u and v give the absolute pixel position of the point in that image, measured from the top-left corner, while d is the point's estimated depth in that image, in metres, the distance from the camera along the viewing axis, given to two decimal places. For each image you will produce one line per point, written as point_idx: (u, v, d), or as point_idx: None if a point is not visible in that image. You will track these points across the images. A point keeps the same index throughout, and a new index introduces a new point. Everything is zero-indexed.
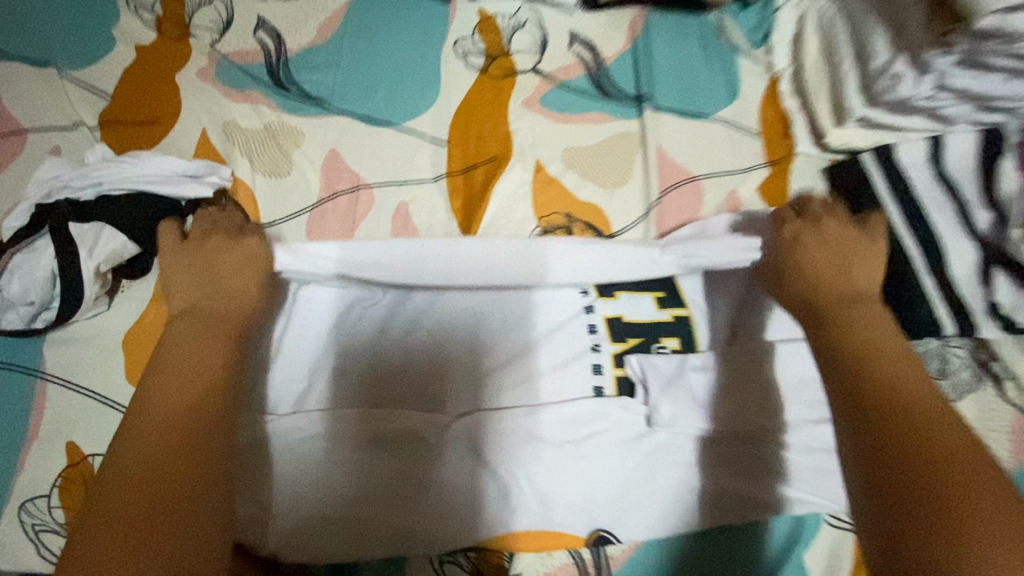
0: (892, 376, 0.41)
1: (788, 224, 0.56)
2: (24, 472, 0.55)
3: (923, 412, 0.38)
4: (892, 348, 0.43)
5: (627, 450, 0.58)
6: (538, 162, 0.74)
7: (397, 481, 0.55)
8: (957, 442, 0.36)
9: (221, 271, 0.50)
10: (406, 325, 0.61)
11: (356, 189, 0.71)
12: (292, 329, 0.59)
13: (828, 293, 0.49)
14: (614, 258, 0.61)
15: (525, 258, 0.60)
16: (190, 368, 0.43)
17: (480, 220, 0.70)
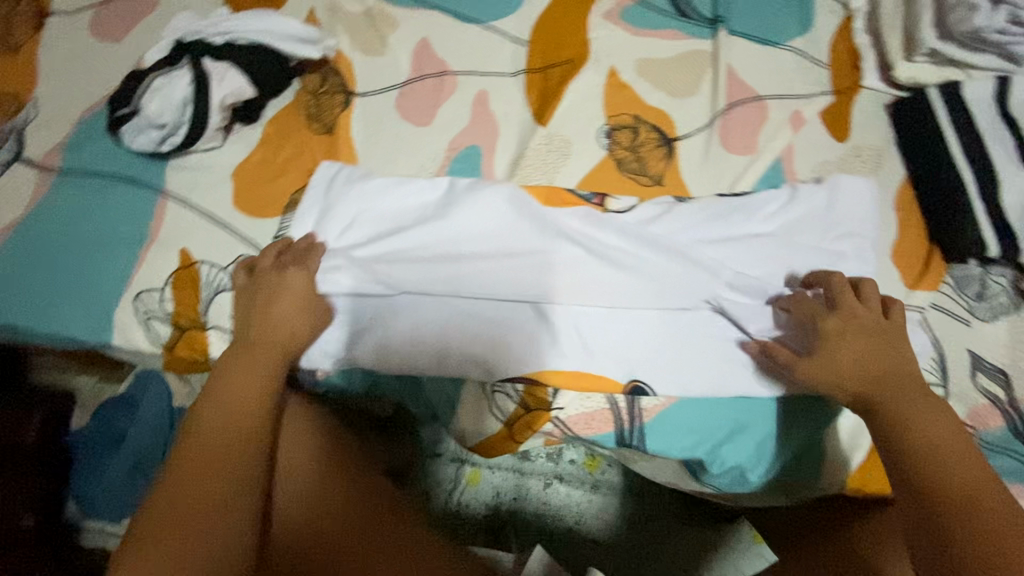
0: (960, 478, 0.46)
1: (827, 319, 0.56)
2: (141, 268, 0.63)
3: (977, 504, 0.45)
4: (950, 443, 0.48)
5: (671, 320, 0.62)
6: (612, 68, 0.78)
7: (459, 343, 0.61)
8: (986, 512, 0.44)
9: (268, 304, 0.57)
10: (483, 214, 0.65)
11: (443, 75, 0.77)
12: (381, 201, 0.66)
13: (885, 398, 0.52)
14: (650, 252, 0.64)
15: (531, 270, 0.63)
16: (234, 394, 0.51)
17: (552, 112, 0.75)
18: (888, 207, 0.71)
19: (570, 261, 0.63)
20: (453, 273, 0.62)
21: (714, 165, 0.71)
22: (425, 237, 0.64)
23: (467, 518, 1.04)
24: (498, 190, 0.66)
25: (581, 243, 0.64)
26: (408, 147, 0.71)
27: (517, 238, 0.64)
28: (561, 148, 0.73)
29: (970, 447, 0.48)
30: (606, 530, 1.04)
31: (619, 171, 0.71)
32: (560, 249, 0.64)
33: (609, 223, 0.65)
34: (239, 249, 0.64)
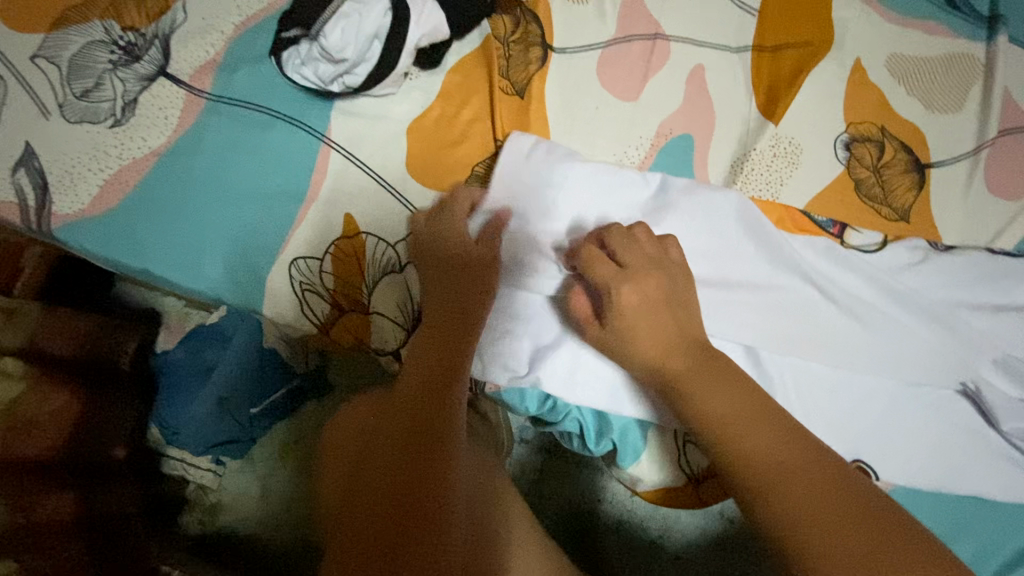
0: (800, 501, 0.38)
1: (621, 288, 0.48)
2: (299, 228, 0.54)
3: (813, 520, 0.37)
4: (771, 462, 0.40)
5: (901, 391, 0.53)
6: (858, 63, 0.64)
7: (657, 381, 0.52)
8: (782, 486, 0.38)
9: (456, 261, 0.51)
10: (703, 228, 0.55)
11: (654, 39, 0.63)
12: (581, 193, 0.55)
13: (706, 407, 0.44)
14: (890, 299, 0.54)
15: (547, 251, 0.54)
16: (424, 377, 0.47)
17: (786, 108, 0.61)
18: None
19: (800, 300, 0.54)
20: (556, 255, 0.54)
21: (968, 205, 0.59)
22: (536, 212, 0.54)
23: (550, 509, 0.92)
24: (723, 202, 0.55)
25: (810, 278, 0.55)
26: (608, 126, 0.60)
27: (737, 266, 0.55)
28: (790, 155, 0.60)
29: (796, 462, 0.40)
30: (694, 556, 0.92)
31: (858, 194, 0.59)
32: (789, 283, 0.54)
33: (842, 265, 0.55)
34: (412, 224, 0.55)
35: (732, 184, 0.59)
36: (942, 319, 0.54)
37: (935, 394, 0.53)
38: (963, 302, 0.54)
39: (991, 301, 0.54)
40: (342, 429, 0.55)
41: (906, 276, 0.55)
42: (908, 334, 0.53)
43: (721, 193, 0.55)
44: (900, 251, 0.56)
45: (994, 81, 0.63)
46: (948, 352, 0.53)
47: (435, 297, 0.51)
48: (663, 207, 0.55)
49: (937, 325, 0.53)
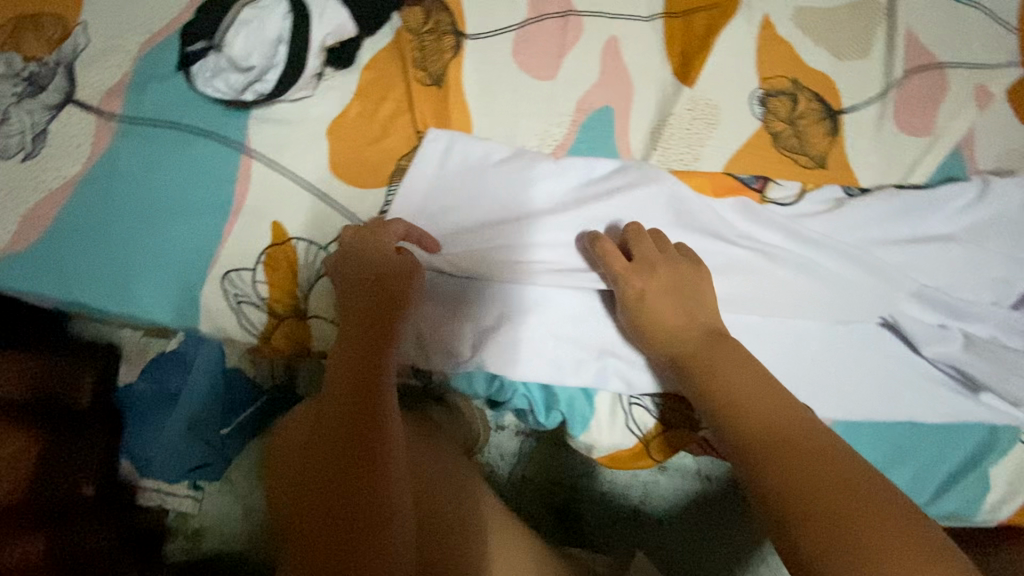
0: (802, 478, 0.37)
1: (630, 280, 0.51)
2: (227, 241, 0.54)
3: (806, 495, 0.36)
4: (778, 429, 0.41)
5: (831, 332, 0.56)
6: (766, 18, 0.66)
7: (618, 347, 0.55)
8: (807, 448, 0.39)
9: (373, 268, 0.50)
10: (625, 197, 0.56)
11: (566, 16, 0.64)
12: (505, 178, 0.56)
13: (720, 380, 0.46)
14: (814, 245, 0.55)
15: (483, 237, 0.54)
16: (348, 376, 0.46)
17: (699, 70, 0.63)
18: None
19: (726, 256, 0.56)
20: (503, 245, 0.54)
21: (880, 146, 0.61)
22: (466, 203, 0.56)
23: (531, 493, 0.93)
24: (640, 175, 0.57)
25: (735, 233, 0.57)
26: (529, 107, 0.60)
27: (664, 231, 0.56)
28: (707, 116, 0.61)
29: (792, 434, 0.40)
30: (676, 518, 0.94)
31: (775, 146, 0.61)
32: (715, 243, 0.56)
33: (764, 217, 0.57)
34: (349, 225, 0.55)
35: (654, 150, 0.60)
36: (869, 259, 0.55)
37: (863, 329, 0.56)
38: (883, 239, 0.56)
39: (907, 235, 0.57)
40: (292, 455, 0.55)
41: (826, 221, 0.57)
42: (836, 277, 0.55)
43: (636, 167, 0.57)
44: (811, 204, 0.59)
45: (896, 24, 0.65)
46: (874, 289, 0.55)
47: (347, 315, 0.49)
48: (585, 185, 0.57)
49: (866, 267, 0.55)
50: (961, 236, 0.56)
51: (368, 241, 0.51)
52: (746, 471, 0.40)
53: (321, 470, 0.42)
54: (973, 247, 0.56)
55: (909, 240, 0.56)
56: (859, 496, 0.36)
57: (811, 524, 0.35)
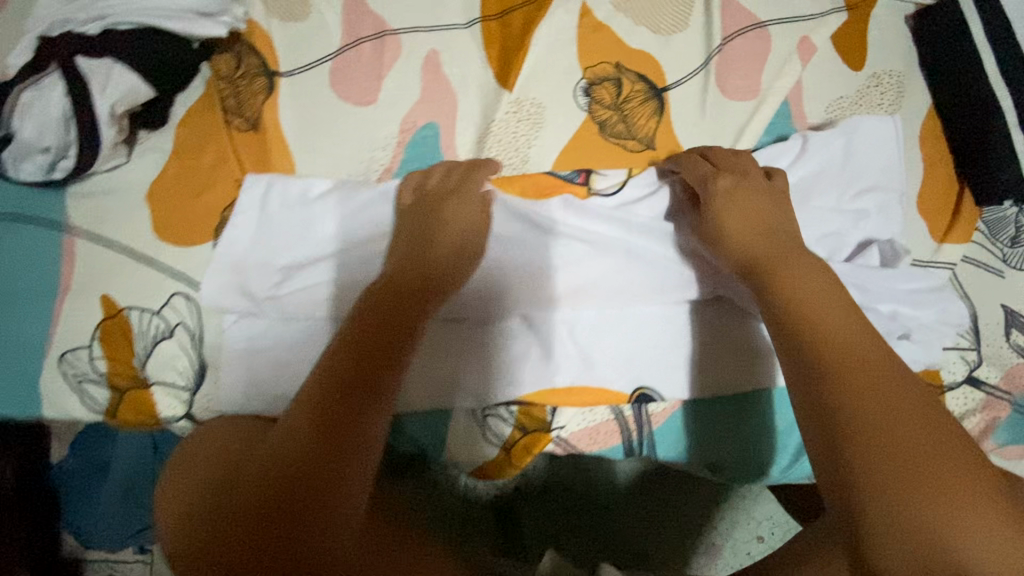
0: (910, 440, 0.32)
1: (718, 177, 0.53)
2: (60, 323, 0.54)
3: (899, 417, 0.33)
4: (866, 359, 0.36)
5: (669, 314, 0.56)
6: (585, 6, 0.66)
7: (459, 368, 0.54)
8: (892, 369, 0.36)
9: (441, 219, 0.52)
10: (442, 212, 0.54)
11: (382, 36, 0.64)
12: (329, 212, 0.56)
13: (790, 275, 0.44)
14: (637, 232, 0.56)
15: (312, 276, 0.54)
16: (376, 326, 0.42)
17: (518, 70, 0.63)
18: (911, 144, 0.62)
19: (556, 258, 0.55)
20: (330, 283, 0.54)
21: (708, 118, 0.62)
22: (290, 247, 0.55)
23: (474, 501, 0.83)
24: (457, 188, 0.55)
25: (564, 233, 0.55)
26: (353, 134, 0.60)
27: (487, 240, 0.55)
28: (532, 116, 0.62)
29: (890, 374, 0.36)
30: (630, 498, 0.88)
31: (602, 136, 0.61)
32: (545, 246, 0.55)
33: (587, 213, 0.56)
34: (182, 285, 0.55)
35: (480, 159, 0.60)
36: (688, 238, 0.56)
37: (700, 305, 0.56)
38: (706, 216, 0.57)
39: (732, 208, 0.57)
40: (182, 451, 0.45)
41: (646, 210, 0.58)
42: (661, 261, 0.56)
43: (455, 179, 0.55)
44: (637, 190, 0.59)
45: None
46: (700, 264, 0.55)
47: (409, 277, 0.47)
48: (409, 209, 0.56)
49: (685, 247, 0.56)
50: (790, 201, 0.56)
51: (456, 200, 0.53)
52: (829, 374, 0.36)
53: (302, 413, 0.38)
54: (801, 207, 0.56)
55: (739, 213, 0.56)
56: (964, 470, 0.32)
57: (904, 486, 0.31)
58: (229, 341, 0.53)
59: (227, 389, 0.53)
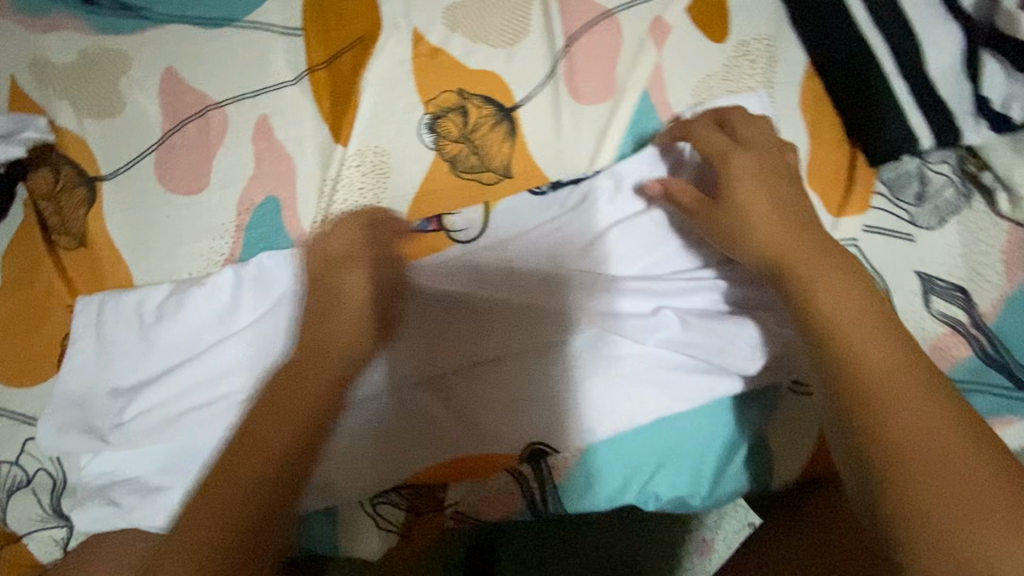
0: (921, 437, 0.34)
1: (737, 151, 0.48)
2: None
3: (924, 431, 0.35)
4: (878, 359, 0.38)
5: (548, 358, 0.50)
6: (418, 32, 0.60)
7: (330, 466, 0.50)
8: (914, 382, 0.37)
9: (333, 294, 0.47)
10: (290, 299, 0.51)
11: (206, 112, 0.59)
12: (173, 319, 0.51)
13: (809, 271, 0.43)
14: (501, 275, 0.51)
15: (167, 395, 0.50)
16: (308, 403, 0.42)
17: (353, 121, 0.58)
18: (791, 113, 0.56)
19: (406, 326, 0.50)
20: (186, 400, 0.50)
21: (567, 129, 0.56)
22: (141, 366, 0.51)
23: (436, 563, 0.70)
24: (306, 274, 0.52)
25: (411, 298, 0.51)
26: (192, 226, 0.55)
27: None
28: (378, 166, 0.57)
29: (901, 370, 0.37)
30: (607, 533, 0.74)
31: (455, 173, 0.56)
32: (399, 312, 0.51)
33: (439, 268, 0.52)
34: (28, 429, 0.51)
35: (323, 226, 0.55)
36: (552, 273, 0.51)
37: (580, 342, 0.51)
38: (572, 248, 0.52)
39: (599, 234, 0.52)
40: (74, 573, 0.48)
41: (505, 247, 0.52)
42: (525, 305, 0.50)
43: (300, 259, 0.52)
44: (501, 228, 0.53)
45: None
46: (572, 299, 0.50)
47: (320, 345, 0.45)
48: (257, 301, 0.52)
49: (550, 284, 0.51)
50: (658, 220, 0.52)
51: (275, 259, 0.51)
52: (848, 391, 0.38)
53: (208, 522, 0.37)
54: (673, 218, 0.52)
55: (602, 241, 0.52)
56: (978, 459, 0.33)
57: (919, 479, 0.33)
58: (84, 477, 0.50)
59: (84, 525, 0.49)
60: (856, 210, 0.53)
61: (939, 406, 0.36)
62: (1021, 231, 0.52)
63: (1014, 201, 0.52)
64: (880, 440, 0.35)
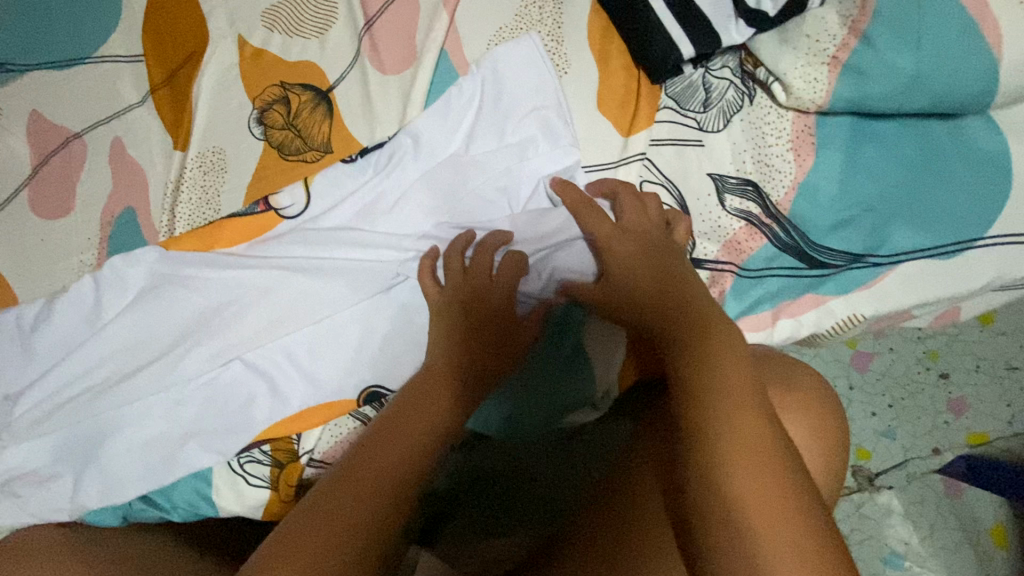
0: (744, 479, 0.37)
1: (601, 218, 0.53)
2: None
3: (747, 458, 0.37)
4: (741, 390, 0.40)
5: (382, 304, 0.57)
6: (242, 38, 0.66)
7: (198, 432, 0.55)
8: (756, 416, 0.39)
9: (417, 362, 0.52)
10: (149, 292, 0.58)
11: (68, 143, 0.65)
12: (51, 327, 0.58)
13: (676, 306, 0.47)
14: (330, 240, 0.57)
15: (55, 393, 0.57)
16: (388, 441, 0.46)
17: (191, 129, 0.64)
18: (580, 46, 0.58)
19: (253, 297, 0.57)
20: (71, 395, 0.57)
21: (377, 102, 0.60)
22: (31, 372, 0.58)
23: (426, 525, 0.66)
24: (162, 267, 0.58)
25: (253, 274, 0.57)
26: (66, 246, 0.62)
27: (179, 304, 0.57)
28: (216, 164, 0.62)
29: (756, 404, 0.40)
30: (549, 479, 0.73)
31: (281, 157, 0.60)
32: (244, 285, 0.57)
33: (278, 245, 0.58)
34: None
35: (173, 224, 0.61)
36: (375, 234, 0.57)
37: (401, 290, 0.57)
38: (393, 207, 0.58)
39: (414, 194, 0.57)
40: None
41: (333, 219, 0.59)
42: (355, 261, 0.57)
43: (153, 255, 0.58)
44: (324, 200, 0.59)
45: None
46: (395, 251, 0.57)
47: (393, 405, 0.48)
48: (121, 299, 0.58)
49: (374, 240, 0.57)
50: (461, 171, 0.57)
51: (159, 251, 0.58)
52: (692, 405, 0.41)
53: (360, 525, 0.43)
54: (474, 166, 0.57)
55: (417, 197, 0.57)
56: (793, 506, 0.36)
57: (735, 512, 0.36)
58: None
59: None
60: (645, 127, 0.56)
61: (777, 452, 0.38)
62: (805, 118, 0.55)
63: (786, 90, 0.54)
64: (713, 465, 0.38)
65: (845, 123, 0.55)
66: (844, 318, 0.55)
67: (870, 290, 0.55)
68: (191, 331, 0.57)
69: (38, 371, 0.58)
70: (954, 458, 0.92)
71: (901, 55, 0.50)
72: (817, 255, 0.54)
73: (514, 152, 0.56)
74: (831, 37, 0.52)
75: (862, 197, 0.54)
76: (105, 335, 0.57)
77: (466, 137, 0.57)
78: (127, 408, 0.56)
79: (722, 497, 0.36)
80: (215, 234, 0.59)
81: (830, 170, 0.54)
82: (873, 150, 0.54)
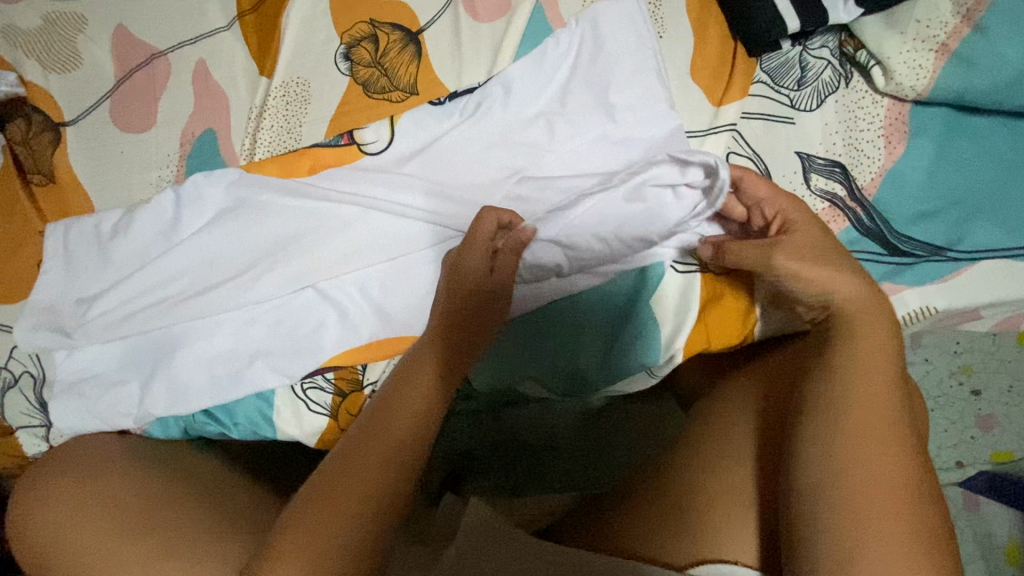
0: (871, 462, 0.39)
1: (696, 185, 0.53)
2: None
3: (875, 444, 0.39)
4: (877, 397, 0.41)
5: (456, 250, 0.58)
6: None
7: (266, 352, 0.57)
8: (891, 408, 0.41)
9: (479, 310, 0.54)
10: (227, 212, 0.59)
11: (151, 60, 0.65)
12: (130, 237, 0.59)
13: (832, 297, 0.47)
14: (412, 182, 0.59)
15: (130, 301, 0.58)
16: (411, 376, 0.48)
17: (275, 57, 0.63)
18: (680, 10, 0.58)
19: (329, 228, 0.58)
20: (144, 305, 0.58)
21: (467, 47, 0.59)
22: (107, 279, 0.59)
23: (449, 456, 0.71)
24: (241, 192, 0.59)
25: (336, 207, 0.58)
26: (144, 162, 0.63)
27: (257, 227, 0.58)
28: (300, 94, 0.61)
29: (884, 405, 0.40)
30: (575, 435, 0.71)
31: (367, 94, 0.59)
32: (324, 216, 0.58)
33: (361, 180, 0.59)
34: (3, 337, 0.58)
35: (253, 150, 0.61)
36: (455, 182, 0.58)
37: None
38: (477, 155, 0.58)
39: (499, 144, 0.58)
40: (49, 464, 0.55)
41: (415, 160, 0.59)
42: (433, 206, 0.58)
43: (232, 175, 0.59)
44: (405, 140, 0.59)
45: None
46: (475, 199, 0.58)
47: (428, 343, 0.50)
48: (197, 217, 0.59)
49: (455, 185, 0.58)
50: (549, 126, 0.57)
51: (239, 175, 0.59)
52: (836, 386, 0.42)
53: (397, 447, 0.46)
54: (561, 124, 0.57)
55: (502, 147, 0.58)
56: (908, 507, 0.37)
57: (843, 509, 0.38)
58: (59, 376, 0.58)
59: (57, 416, 0.57)
60: (736, 98, 0.56)
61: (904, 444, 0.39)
62: (901, 106, 0.55)
63: (887, 75, 0.53)
64: (828, 465, 0.40)
65: (940, 116, 0.55)
66: (915, 309, 0.55)
67: (945, 284, 0.55)
68: (266, 255, 0.58)
69: (113, 280, 0.59)
70: (976, 472, 0.90)
71: (1013, 49, 0.50)
72: (902, 241, 0.54)
73: (603, 112, 0.57)
74: (942, 25, 0.51)
75: (951, 191, 0.54)
76: (183, 249, 0.58)
77: (558, 92, 0.57)
78: (201, 323, 0.57)
79: (834, 496, 0.39)
80: (298, 160, 0.59)
81: (921, 162, 0.54)
82: (966, 145, 0.54)
